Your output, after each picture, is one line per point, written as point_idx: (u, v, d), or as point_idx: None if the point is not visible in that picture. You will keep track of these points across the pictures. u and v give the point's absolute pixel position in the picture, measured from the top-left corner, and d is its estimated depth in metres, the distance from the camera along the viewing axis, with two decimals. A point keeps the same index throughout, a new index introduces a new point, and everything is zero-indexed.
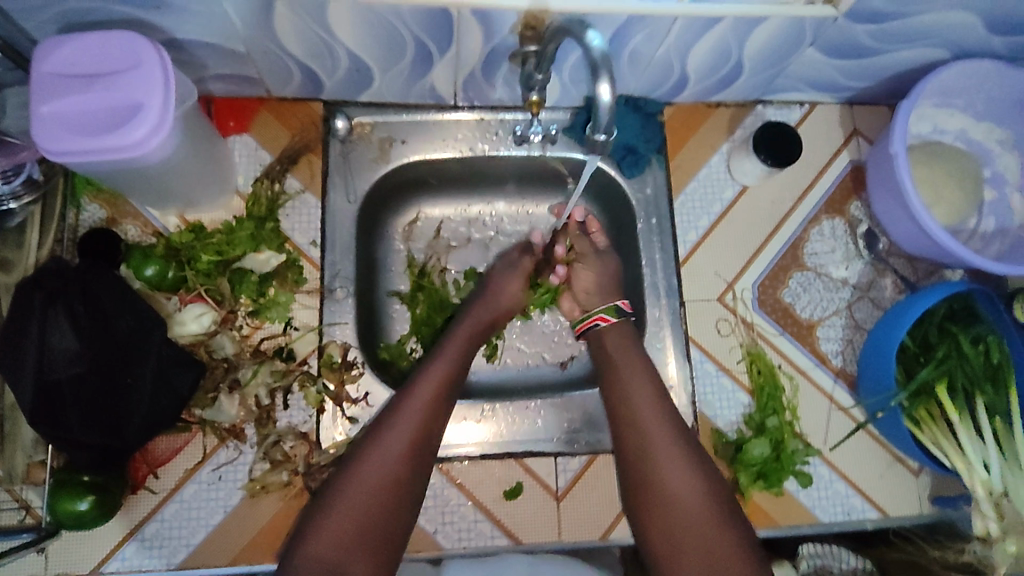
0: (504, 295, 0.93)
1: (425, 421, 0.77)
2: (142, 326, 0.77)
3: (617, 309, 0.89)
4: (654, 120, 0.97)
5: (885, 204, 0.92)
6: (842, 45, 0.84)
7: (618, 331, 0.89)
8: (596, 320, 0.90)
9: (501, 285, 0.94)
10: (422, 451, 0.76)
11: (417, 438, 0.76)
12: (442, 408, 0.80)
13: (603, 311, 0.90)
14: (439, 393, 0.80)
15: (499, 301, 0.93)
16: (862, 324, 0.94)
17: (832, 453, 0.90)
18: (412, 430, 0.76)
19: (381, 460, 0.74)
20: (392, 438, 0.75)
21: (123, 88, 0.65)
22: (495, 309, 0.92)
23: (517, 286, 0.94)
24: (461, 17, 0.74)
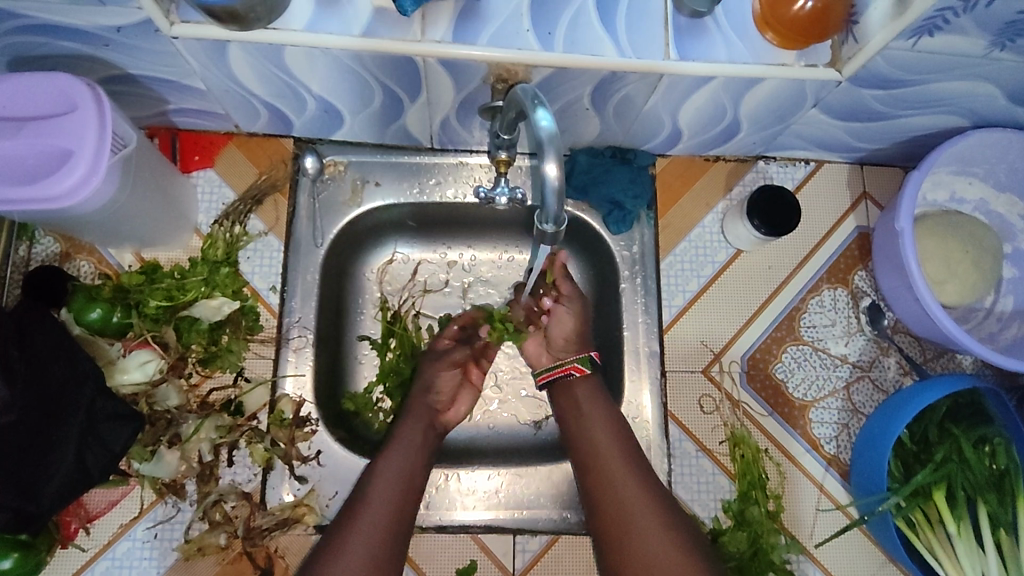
0: (435, 384, 0.87)
1: (400, 499, 0.74)
2: (76, 376, 0.73)
3: (591, 361, 0.83)
4: (645, 173, 0.91)
5: (891, 279, 0.85)
6: (848, 106, 0.78)
7: (591, 385, 0.82)
8: (571, 368, 0.83)
9: (431, 375, 0.88)
10: (399, 532, 0.72)
11: (394, 519, 0.73)
12: (416, 484, 0.77)
13: (576, 360, 0.83)
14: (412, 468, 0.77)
15: (435, 391, 0.87)
16: (860, 408, 0.86)
17: (817, 550, 0.82)
18: (391, 510, 0.73)
19: (363, 543, 0.70)
20: (372, 518, 0.72)
21: (53, 134, 0.62)
22: (429, 392, 0.86)
23: (444, 372, 0.88)
24: (428, 66, 0.69)
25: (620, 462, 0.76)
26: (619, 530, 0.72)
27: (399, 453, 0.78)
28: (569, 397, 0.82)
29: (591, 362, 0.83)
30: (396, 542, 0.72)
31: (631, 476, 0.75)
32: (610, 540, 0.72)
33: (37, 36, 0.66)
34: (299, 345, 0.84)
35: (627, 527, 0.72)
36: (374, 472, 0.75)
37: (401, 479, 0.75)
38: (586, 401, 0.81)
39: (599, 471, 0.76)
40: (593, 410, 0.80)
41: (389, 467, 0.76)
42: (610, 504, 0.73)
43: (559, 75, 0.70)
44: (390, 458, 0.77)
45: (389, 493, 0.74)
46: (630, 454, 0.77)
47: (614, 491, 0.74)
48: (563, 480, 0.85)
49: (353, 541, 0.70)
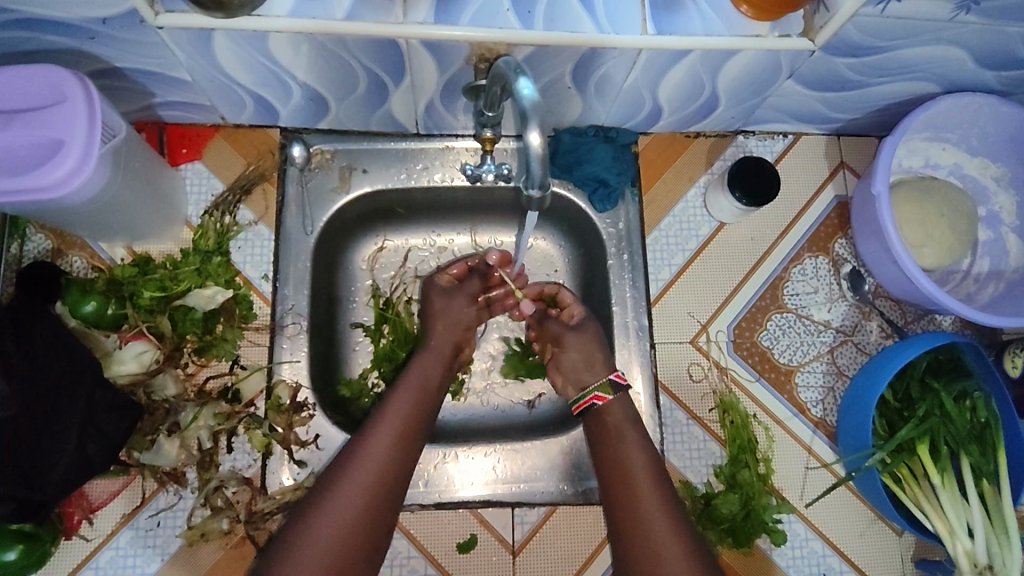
0: (456, 316, 0.89)
1: (399, 458, 0.72)
2: (73, 368, 0.74)
3: (612, 384, 0.81)
4: (628, 151, 0.92)
5: (870, 244, 0.88)
6: (822, 76, 0.80)
7: (622, 404, 0.81)
8: (592, 398, 0.81)
9: (446, 302, 0.90)
10: (394, 491, 0.71)
11: (389, 477, 0.71)
12: (415, 444, 0.75)
13: (597, 388, 0.81)
14: (412, 426, 0.76)
15: (451, 313, 0.89)
16: (844, 371, 0.88)
17: (808, 510, 0.84)
18: (386, 467, 0.71)
19: (350, 499, 0.68)
20: (360, 473, 0.69)
21: (45, 125, 0.64)
22: (457, 327, 0.88)
23: (463, 305, 0.90)
24: (411, 48, 0.71)
25: (645, 480, 0.73)
26: (644, 552, 0.67)
27: (398, 410, 0.76)
28: (599, 424, 0.80)
29: (613, 389, 0.81)
30: (391, 500, 0.70)
31: (657, 496, 0.71)
32: (634, 563, 0.68)
33: (23, 31, 0.66)
34: (294, 332, 0.85)
35: (646, 538, 0.68)
36: (370, 428, 0.74)
37: (399, 436, 0.74)
38: (615, 424, 0.79)
39: (623, 481, 0.73)
40: (630, 436, 0.77)
41: (386, 425, 0.74)
42: (635, 522, 0.70)
43: (540, 53, 0.72)
44: (387, 415, 0.75)
45: (384, 451, 0.72)
46: (659, 476, 0.74)
47: (638, 512, 0.70)
48: (560, 454, 0.86)
49: (337, 495, 0.68)
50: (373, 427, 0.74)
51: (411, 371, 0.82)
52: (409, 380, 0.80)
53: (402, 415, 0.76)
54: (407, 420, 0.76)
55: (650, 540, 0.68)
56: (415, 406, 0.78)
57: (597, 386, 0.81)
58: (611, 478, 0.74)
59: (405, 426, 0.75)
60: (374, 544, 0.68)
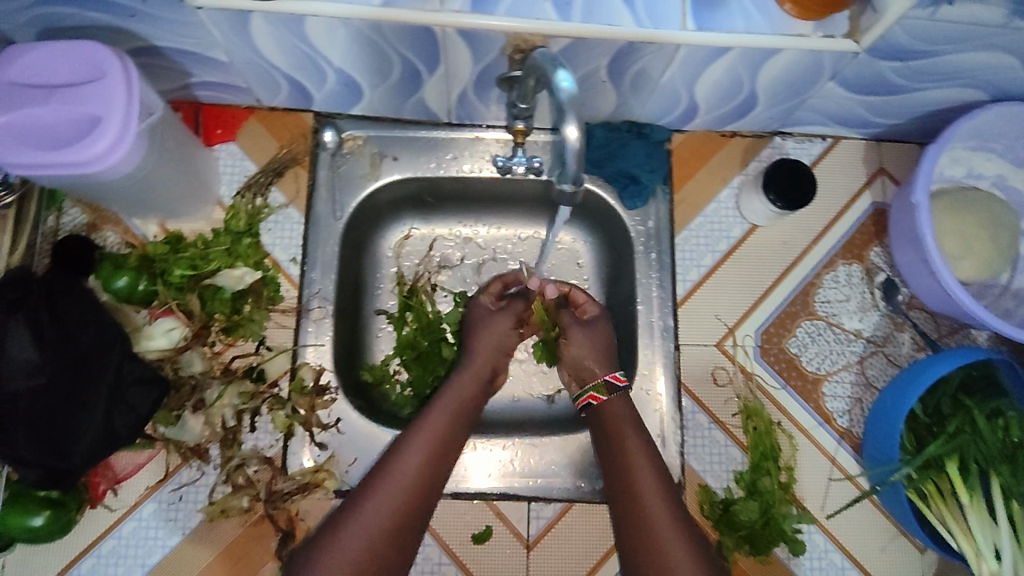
0: (498, 341, 0.86)
1: (427, 479, 0.71)
2: (102, 340, 0.75)
3: (607, 385, 0.80)
4: (661, 148, 0.91)
5: (907, 254, 0.85)
6: (865, 79, 0.78)
7: (622, 404, 0.79)
8: (588, 398, 0.80)
9: (490, 327, 0.87)
10: (422, 515, 0.70)
11: (419, 497, 0.70)
12: (448, 462, 0.74)
13: (592, 389, 0.80)
14: (447, 447, 0.75)
15: (497, 338, 0.86)
16: (873, 383, 0.87)
17: (829, 521, 0.83)
18: (415, 488, 0.70)
19: (377, 520, 0.67)
20: (390, 494, 0.69)
21: (81, 101, 0.64)
22: (499, 350, 0.86)
23: (507, 326, 0.87)
24: (446, 36, 0.70)
25: (648, 476, 0.72)
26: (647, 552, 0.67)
27: (433, 430, 0.75)
28: (600, 423, 0.78)
29: (608, 390, 0.79)
30: (420, 517, 0.70)
31: (660, 491, 0.71)
32: (642, 563, 0.67)
33: (67, 7, 0.67)
34: (320, 316, 0.86)
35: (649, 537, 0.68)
36: (403, 448, 0.73)
37: (433, 458, 0.73)
38: (614, 416, 0.78)
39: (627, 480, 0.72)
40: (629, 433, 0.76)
41: (420, 447, 0.73)
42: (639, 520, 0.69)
43: (577, 46, 0.71)
44: (422, 434, 0.74)
45: (415, 474, 0.71)
46: (660, 469, 0.73)
47: (644, 509, 0.69)
48: (578, 450, 0.86)
49: (365, 514, 0.67)
50: (408, 448, 0.73)
51: (449, 387, 0.81)
52: (442, 399, 0.79)
53: (438, 437, 0.75)
54: (440, 440, 0.75)
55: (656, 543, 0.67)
56: (451, 427, 0.77)
57: (592, 386, 0.80)
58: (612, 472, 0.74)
59: (440, 449, 0.74)
60: (395, 567, 0.67)
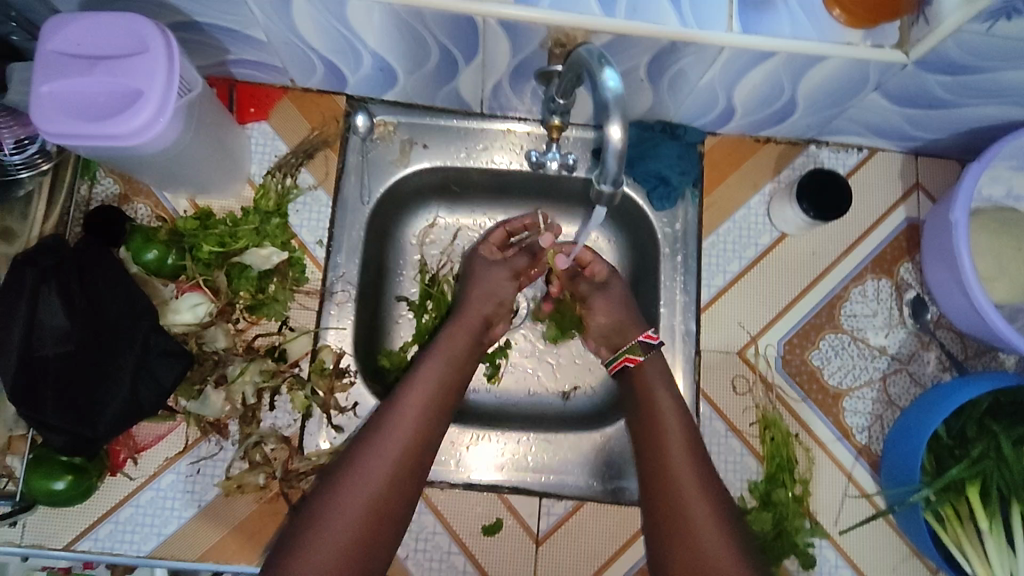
0: (497, 292, 0.87)
1: (423, 432, 0.72)
2: (133, 311, 0.77)
3: (641, 348, 0.81)
4: (694, 150, 0.90)
5: (939, 273, 0.84)
6: (910, 92, 0.76)
7: (656, 365, 0.81)
8: (623, 360, 0.82)
9: (490, 279, 0.88)
10: (412, 482, 0.69)
11: (415, 449, 0.71)
12: (442, 417, 0.75)
13: (627, 351, 0.82)
14: (435, 411, 0.74)
15: (492, 296, 0.87)
16: (895, 401, 0.86)
17: (840, 537, 0.82)
18: (411, 440, 0.71)
19: (363, 490, 0.66)
20: (376, 463, 0.68)
21: (124, 74, 0.65)
22: (490, 300, 0.86)
23: (504, 278, 0.88)
24: (488, 26, 0.70)
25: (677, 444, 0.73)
26: (671, 501, 0.69)
27: (417, 396, 0.74)
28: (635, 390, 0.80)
29: (642, 350, 0.81)
30: (418, 469, 0.70)
31: (684, 443, 0.74)
32: (660, 512, 0.70)
33: None
34: (343, 300, 0.87)
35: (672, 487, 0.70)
36: (387, 416, 0.72)
37: (426, 414, 0.73)
38: (648, 382, 0.80)
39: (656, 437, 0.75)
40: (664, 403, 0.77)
41: (404, 414, 0.72)
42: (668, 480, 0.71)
43: (618, 43, 0.70)
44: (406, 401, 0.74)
45: (400, 441, 0.70)
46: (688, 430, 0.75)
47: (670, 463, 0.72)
48: (592, 449, 0.86)
49: (350, 484, 0.66)
50: (392, 415, 0.72)
51: (436, 350, 0.81)
52: (433, 355, 0.79)
53: (423, 403, 0.74)
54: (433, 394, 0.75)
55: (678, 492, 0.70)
56: (436, 390, 0.76)
57: (627, 348, 0.82)
58: (642, 431, 0.76)
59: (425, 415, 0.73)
60: (387, 534, 0.67)
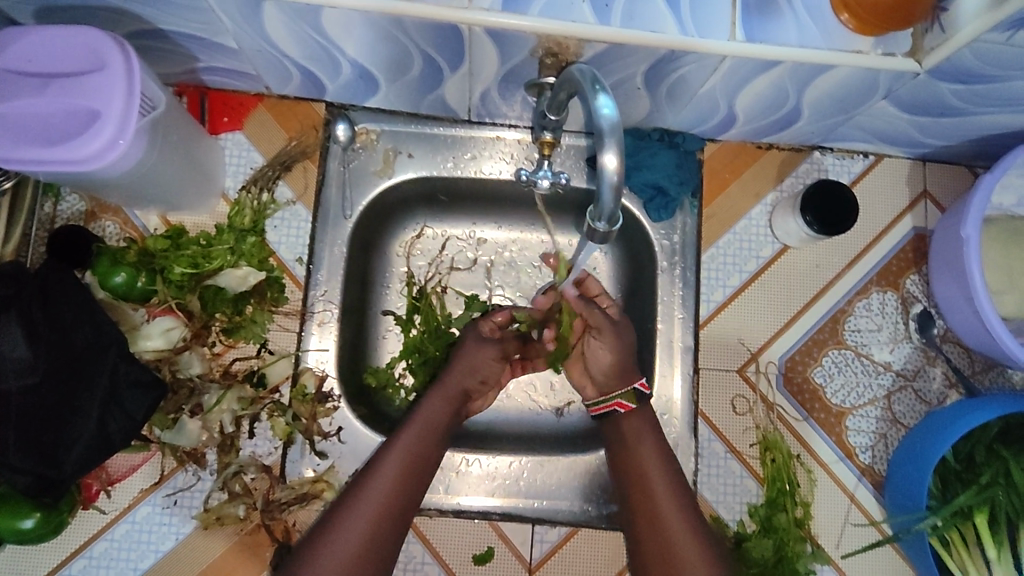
0: (480, 369, 0.82)
1: (422, 461, 0.72)
2: (99, 341, 0.72)
3: (637, 394, 0.77)
4: (692, 158, 0.85)
5: (947, 287, 0.81)
6: (921, 100, 0.72)
7: (643, 416, 0.77)
8: (615, 406, 0.77)
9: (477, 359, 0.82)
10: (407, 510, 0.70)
11: (412, 477, 0.71)
12: (440, 444, 0.75)
13: (621, 395, 0.77)
14: (433, 439, 0.75)
15: (478, 363, 0.82)
16: (899, 419, 0.83)
17: (843, 561, 0.80)
18: (410, 468, 0.71)
19: (344, 551, 0.65)
20: (366, 508, 0.68)
21: (79, 94, 0.60)
22: (473, 374, 0.81)
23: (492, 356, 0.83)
24: (473, 35, 0.65)
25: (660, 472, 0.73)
26: (649, 524, 0.71)
27: (404, 448, 0.72)
28: (614, 424, 0.78)
29: (636, 396, 0.77)
30: (413, 495, 0.71)
31: (657, 460, 0.74)
32: (640, 532, 0.71)
33: None
34: (323, 319, 0.82)
35: (650, 508, 0.71)
36: (382, 452, 0.72)
37: (423, 441, 0.74)
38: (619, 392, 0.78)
39: (629, 454, 0.75)
40: (643, 434, 0.76)
41: (399, 450, 0.72)
42: (642, 499, 0.72)
43: (613, 52, 0.65)
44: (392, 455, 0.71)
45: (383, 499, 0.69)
46: (662, 446, 0.75)
47: (644, 485, 0.73)
48: (587, 472, 0.83)
49: (333, 544, 0.65)
50: (378, 469, 0.70)
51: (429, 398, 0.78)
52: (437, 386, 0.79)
53: (410, 456, 0.72)
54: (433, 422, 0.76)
55: (657, 514, 0.71)
56: (425, 443, 0.74)
57: (619, 393, 0.77)
58: (614, 444, 0.77)
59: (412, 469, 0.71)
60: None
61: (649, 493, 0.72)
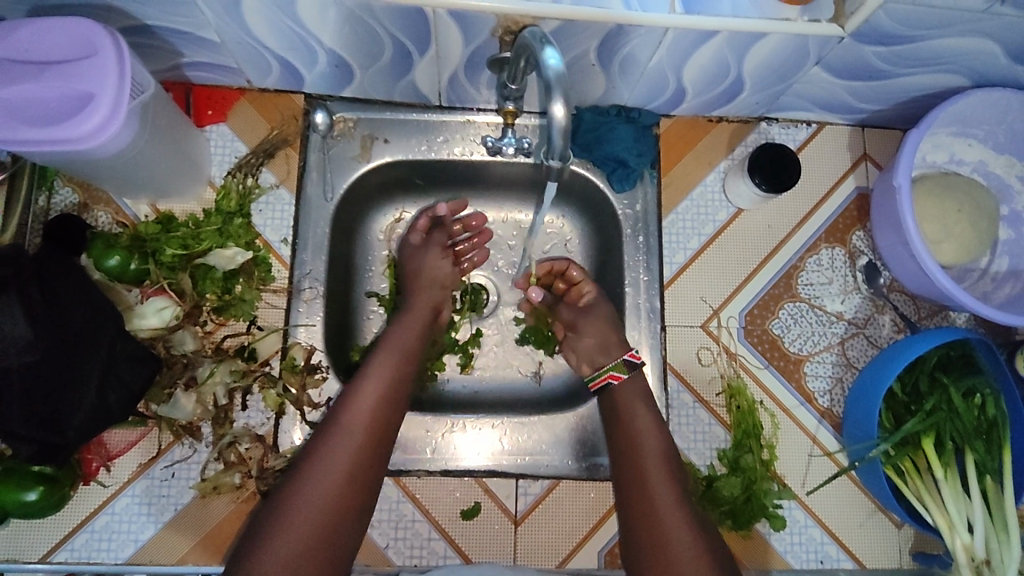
0: (430, 272, 0.91)
1: (383, 413, 0.74)
2: (97, 318, 0.76)
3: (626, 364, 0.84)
4: (649, 132, 0.92)
5: (888, 239, 0.87)
6: (850, 65, 0.79)
7: (636, 384, 0.83)
8: (607, 377, 0.84)
9: (422, 262, 0.92)
10: (376, 459, 0.72)
11: (377, 428, 0.73)
12: (402, 397, 0.77)
13: (613, 367, 0.84)
14: (394, 392, 0.76)
15: (426, 269, 0.91)
16: (854, 363, 0.89)
17: (809, 497, 0.85)
18: (372, 419, 0.73)
19: (322, 486, 0.67)
20: (335, 460, 0.69)
21: (74, 78, 0.65)
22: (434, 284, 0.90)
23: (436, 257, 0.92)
24: (438, 17, 0.71)
25: (664, 486, 0.74)
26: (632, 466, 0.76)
27: (370, 394, 0.74)
28: (616, 418, 0.81)
29: (627, 366, 0.83)
30: (380, 446, 0.73)
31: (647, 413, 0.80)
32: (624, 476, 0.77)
33: None
34: (310, 296, 0.87)
35: (635, 453, 0.77)
36: (343, 409, 0.73)
37: (385, 394, 0.75)
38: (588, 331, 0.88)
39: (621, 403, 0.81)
40: (635, 400, 0.81)
41: (360, 405, 0.73)
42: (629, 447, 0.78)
43: (567, 28, 0.72)
44: (363, 393, 0.74)
45: (361, 431, 0.72)
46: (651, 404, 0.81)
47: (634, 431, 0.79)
48: (565, 428, 0.88)
49: (307, 493, 0.67)
50: (350, 407, 0.73)
51: (392, 337, 0.82)
52: (390, 343, 0.81)
53: (376, 400, 0.74)
54: (392, 376, 0.77)
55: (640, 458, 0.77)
56: (395, 377, 0.77)
57: (611, 365, 0.84)
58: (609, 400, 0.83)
59: (381, 403, 0.75)
60: (347, 536, 0.68)
61: (635, 446, 0.77)
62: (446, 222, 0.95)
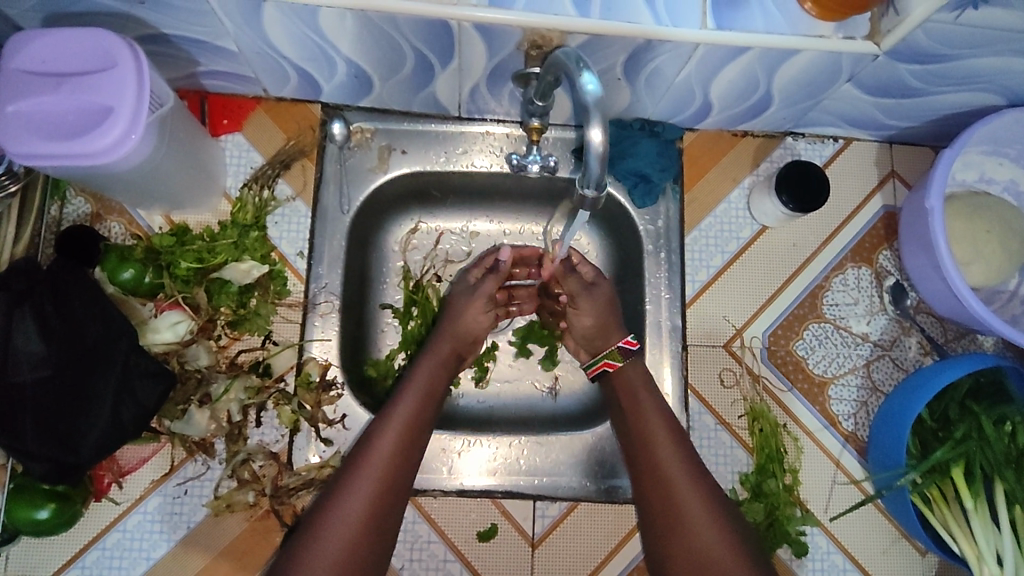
0: (472, 317, 0.86)
1: (403, 456, 0.72)
2: (109, 333, 0.75)
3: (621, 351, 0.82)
4: (672, 147, 0.90)
5: (917, 260, 0.85)
6: (882, 82, 0.77)
7: (636, 368, 0.81)
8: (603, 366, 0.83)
9: (465, 307, 0.87)
10: (394, 505, 0.70)
11: (396, 472, 0.71)
12: (422, 439, 0.75)
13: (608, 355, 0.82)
14: (414, 433, 0.74)
15: (467, 310, 0.87)
16: (879, 386, 0.87)
17: (831, 523, 0.83)
18: (391, 463, 0.72)
19: (339, 534, 0.66)
20: (352, 507, 0.68)
21: (91, 90, 0.63)
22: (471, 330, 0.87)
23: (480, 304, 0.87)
24: (463, 30, 0.69)
25: (695, 504, 0.70)
26: (656, 484, 0.73)
27: (390, 437, 0.73)
28: (636, 431, 0.77)
29: (621, 356, 0.81)
30: (399, 491, 0.71)
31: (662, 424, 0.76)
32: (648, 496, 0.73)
33: None
34: (326, 310, 0.86)
35: (657, 468, 0.73)
36: (362, 452, 0.72)
37: (405, 436, 0.74)
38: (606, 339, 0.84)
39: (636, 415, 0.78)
40: (650, 412, 0.77)
41: (380, 448, 0.72)
42: (649, 464, 0.74)
43: (595, 43, 0.70)
44: (383, 435, 0.73)
45: (380, 476, 0.70)
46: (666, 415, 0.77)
47: (651, 445, 0.75)
48: (584, 449, 0.86)
49: (324, 541, 0.66)
50: (370, 450, 0.72)
51: (413, 378, 0.79)
52: (412, 381, 0.79)
53: (396, 443, 0.73)
54: (412, 418, 0.75)
55: (664, 476, 0.73)
56: (416, 418, 0.75)
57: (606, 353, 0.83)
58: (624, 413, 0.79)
59: (402, 451, 0.73)
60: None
61: (656, 460, 0.74)
62: (503, 269, 0.89)
